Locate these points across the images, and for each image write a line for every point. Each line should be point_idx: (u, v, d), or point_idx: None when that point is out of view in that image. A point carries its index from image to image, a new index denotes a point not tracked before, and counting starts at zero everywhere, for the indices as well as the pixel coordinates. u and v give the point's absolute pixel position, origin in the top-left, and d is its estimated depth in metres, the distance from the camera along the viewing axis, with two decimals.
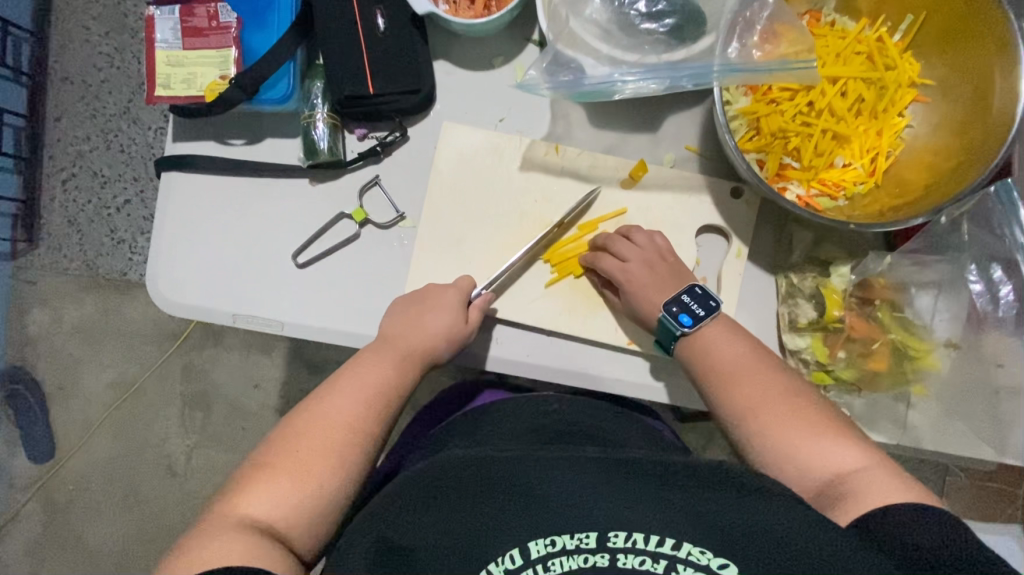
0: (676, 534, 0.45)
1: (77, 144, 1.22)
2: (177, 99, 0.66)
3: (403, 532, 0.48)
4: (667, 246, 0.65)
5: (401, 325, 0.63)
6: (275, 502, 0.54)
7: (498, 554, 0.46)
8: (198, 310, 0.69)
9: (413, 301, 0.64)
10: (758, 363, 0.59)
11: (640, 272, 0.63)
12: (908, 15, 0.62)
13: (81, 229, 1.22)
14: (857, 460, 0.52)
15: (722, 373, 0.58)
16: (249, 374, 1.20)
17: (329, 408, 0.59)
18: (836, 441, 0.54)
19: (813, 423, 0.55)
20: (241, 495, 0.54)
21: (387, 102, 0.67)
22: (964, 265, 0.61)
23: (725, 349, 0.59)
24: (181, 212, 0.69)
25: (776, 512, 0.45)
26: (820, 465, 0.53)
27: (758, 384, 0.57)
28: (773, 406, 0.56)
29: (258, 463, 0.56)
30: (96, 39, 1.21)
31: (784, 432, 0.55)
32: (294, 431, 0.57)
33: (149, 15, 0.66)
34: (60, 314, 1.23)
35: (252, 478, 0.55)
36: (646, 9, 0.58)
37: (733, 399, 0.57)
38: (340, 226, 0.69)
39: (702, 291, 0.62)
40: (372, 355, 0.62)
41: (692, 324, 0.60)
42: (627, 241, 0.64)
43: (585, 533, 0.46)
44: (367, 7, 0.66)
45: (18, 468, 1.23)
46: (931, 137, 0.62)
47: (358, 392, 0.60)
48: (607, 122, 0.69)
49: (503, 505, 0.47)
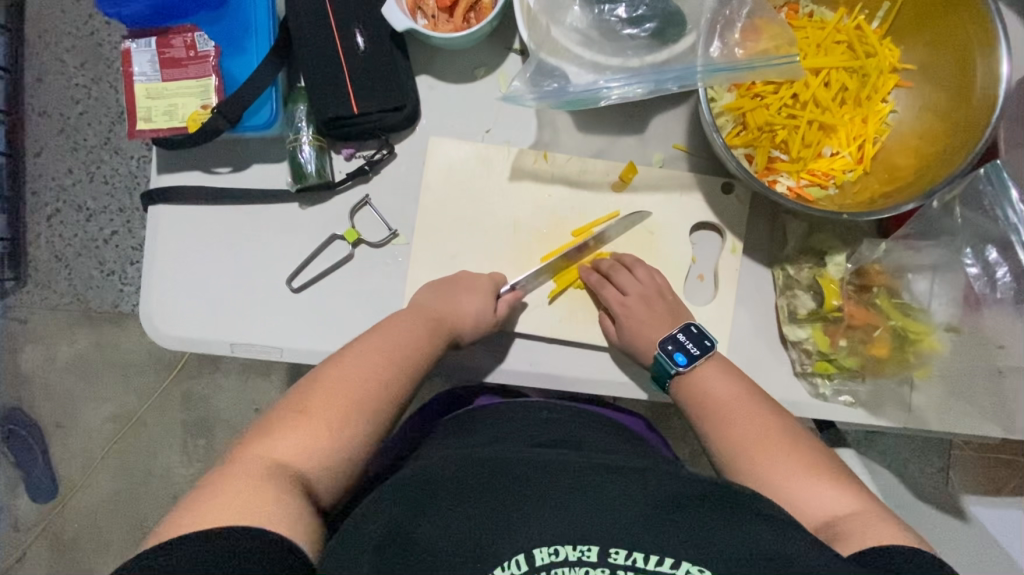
0: (678, 553, 0.45)
1: (59, 179, 1.21)
2: (160, 132, 0.65)
3: (411, 521, 0.47)
4: (666, 283, 0.66)
5: (438, 300, 0.64)
6: (312, 451, 0.52)
7: (504, 557, 0.46)
8: (195, 342, 0.68)
9: (449, 287, 0.64)
10: (746, 399, 0.60)
11: (638, 308, 0.64)
12: (885, 3, 0.63)
13: (69, 264, 1.20)
14: (851, 504, 0.52)
15: (713, 413, 0.60)
16: (249, 399, 1.19)
17: (367, 368, 0.58)
18: (830, 485, 0.54)
19: (805, 463, 0.55)
20: (276, 445, 0.52)
21: (372, 121, 0.66)
22: (958, 249, 0.60)
23: (715, 389, 0.61)
24: (171, 243, 0.69)
25: (774, 537, 0.45)
26: (812, 506, 0.53)
27: (748, 421, 0.59)
28: (766, 447, 0.56)
29: (284, 416, 0.54)
30: (71, 71, 1.20)
31: (777, 471, 0.55)
32: (314, 394, 0.56)
33: (126, 49, 0.65)
34: (54, 351, 1.22)
35: (286, 432, 0.53)
36: (626, 15, 0.59)
37: (723, 437, 0.59)
38: (333, 248, 0.68)
39: (698, 330, 0.64)
40: (410, 322, 0.62)
41: (686, 363, 0.62)
42: (629, 274, 0.65)
43: (587, 546, 0.46)
44: (346, 27, 0.66)
45: (22, 508, 1.21)
46: (917, 122, 0.63)
47: (391, 353, 0.60)
48: (593, 127, 0.69)
49: (515, 503, 0.47)
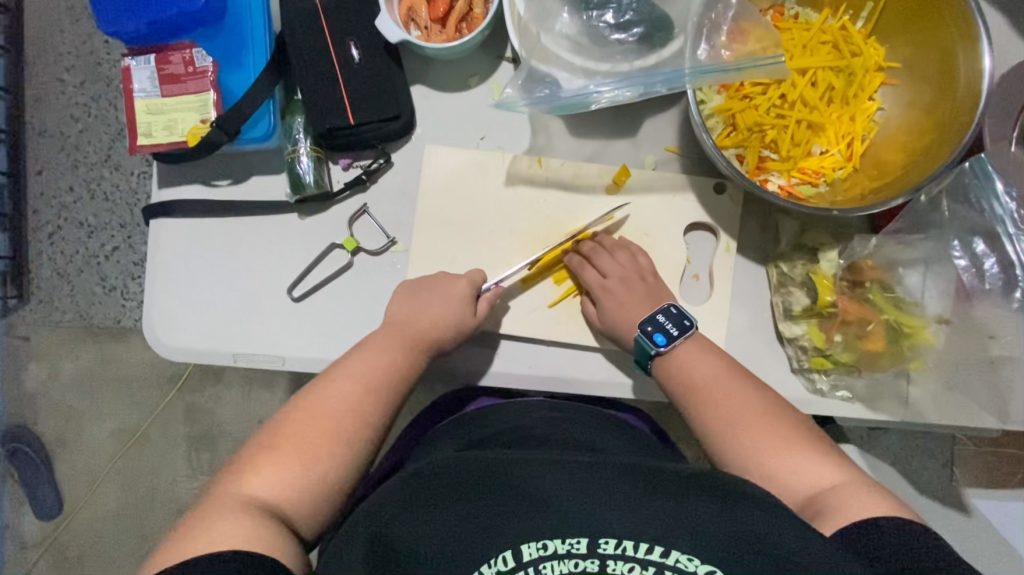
0: (665, 541, 0.46)
1: (60, 196, 1.22)
2: (160, 146, 0.66)
3: (398, 530, 0.48)
4: (648, 264, 0.67)
5: (404, 311, 0.65)
6: (283, 482, 0.54)
7: (490, 555, 0.46)
8: (196, 353, 0.69)
9: (417, 290, 0.65)
10: (727, 376, 0.60)
11: (617, 288, 0.65)
12: (868, 2, 0.64)
13: (72, 280, 1.21)
14: (835, 476, 0.53)
15: (695, 393, 0.60)
16: (252, 409, 1.19)
17: (340, 392, 0.59)
18: (813, 458, 0.55)
19: (786, 443, 0.56)
20: (247, 475, 0.54)
21: (369, 130, 0.67)
22: (948, 241, 0.61)
23: (697, 368, 0.61)
24: (172, 256, 0.70)
25: (764, 522, 0.46)
26: (799, 484, 0.54)
27: (734, 404, 0.59)
28: (751, 429, 0.57)
29: (264, 442, 0.56)
30: (71, 90, 1.22)
31: (765, 451, 0.56)
32: (303, 414, 0.58)
33: (125, 66, 0.66)
34: (57, 367, 1.23)
35: (258, 457, 0.55)
36: (614, 21, 0.60)
37: (710, 420, 0.59)
38: (332, 257, 0.70)
39: (677, 310, 0.64)
40: (377, 339, 0.63)
41: (666, 343, 0.62)
42: (609, 256, 0.66)
43: (576, 538, 0.46)
44: (340, 39, 0.67)
45: (28, 526, 1.21)
46: (904, 118, 0.64)
47: (362, 373, 0.61)
48: (585, 131, 0.70)
49: (501, 505, 0.48)
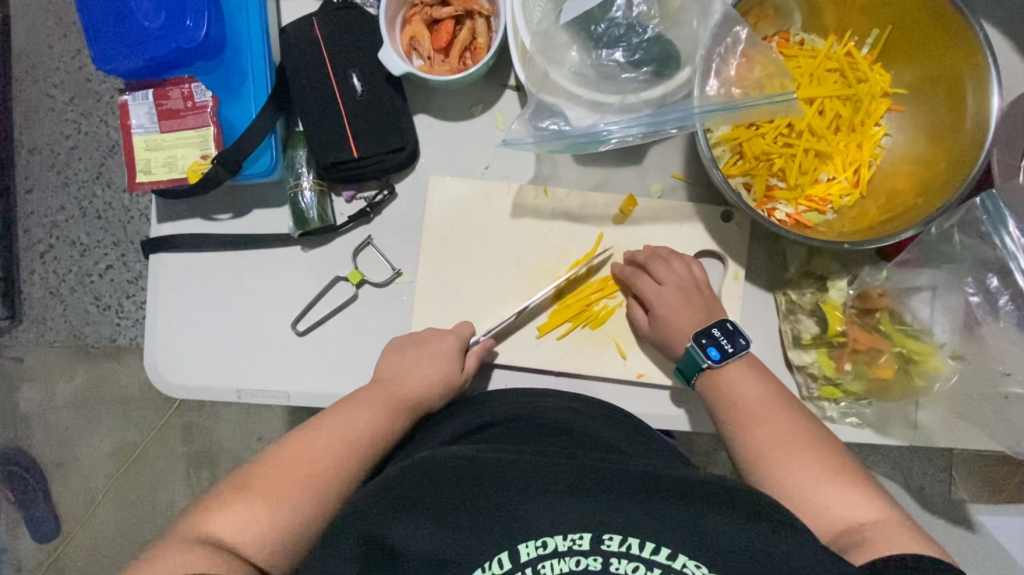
0: (672, 543, 0.44)
1: (51, 215, 1.20)
2: (160, 183, 0.65)
3: (392, 528, 0.45)
4: (703, 277, 0.65)
5: (395, 371, 0.63)
6: (245, 523, 0.51)
7: (486, 557, 0.44)
8: (199, 390, 0.68)
9: (408, 348, 0.64)
10: (776, 402, 0.59)
11: (673, 299, 0.63)
12: (874, 29, 0.64)
13: (65, 300, 1.20)
14: (874, 512, 0.52)
15: (744, 409, 0.59)
16: (251, 429, 1.17)
17: (326, 447, 0.56)
18: (853, 491, 0.53)
19: (825, 473, 0.54)
20: (213, 512, 0.52)
21: (371, 163, 0.66)
22: (961, 275, 0.61)
23: (747, 387, 0.59)
24: (175, 292, 0.68)
25: (772, 535, 0.44)
26: (830, 514, 0.52)
27: (787, 431, 0.57)
28: (789, 444, 0.56)
29: (235, 482, 0.54)
30: (61, 106, 1.19)
31: (802, 475, 0.54)
32: (280, 459, 0.55)
33: (123, 102, 0.65)
34: (52, 389, 1.21)
35: (228, 496, 0.53)
36: (624, 60, 0.59)
37: (748, 438, 0.57)
38: (336, 289, 0.69)
39: (733, 326, 0.62)
40: (365, 396, 0.61)
41: (719, 359, 0.60)
42: (665, 264, 0.65)
43: (578, 535, 0.44)
44: (342, 71, 0.66)
45: (23, 550, 1.19)
46: (911, 144, 0.64)
47: (348, 430, 0.58)
48: (591, 159, 0.69)
49: (499, 504, 0.46)
